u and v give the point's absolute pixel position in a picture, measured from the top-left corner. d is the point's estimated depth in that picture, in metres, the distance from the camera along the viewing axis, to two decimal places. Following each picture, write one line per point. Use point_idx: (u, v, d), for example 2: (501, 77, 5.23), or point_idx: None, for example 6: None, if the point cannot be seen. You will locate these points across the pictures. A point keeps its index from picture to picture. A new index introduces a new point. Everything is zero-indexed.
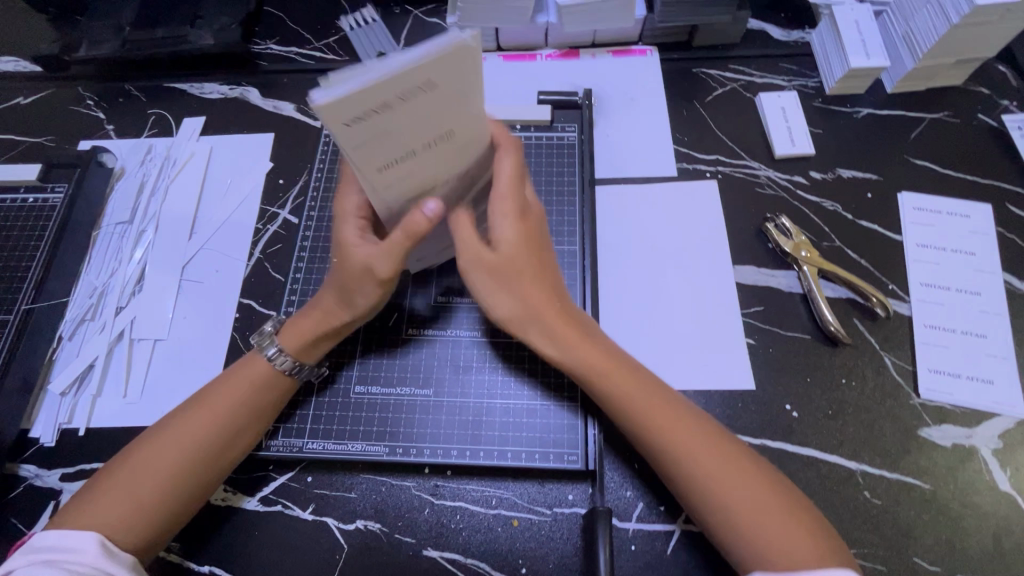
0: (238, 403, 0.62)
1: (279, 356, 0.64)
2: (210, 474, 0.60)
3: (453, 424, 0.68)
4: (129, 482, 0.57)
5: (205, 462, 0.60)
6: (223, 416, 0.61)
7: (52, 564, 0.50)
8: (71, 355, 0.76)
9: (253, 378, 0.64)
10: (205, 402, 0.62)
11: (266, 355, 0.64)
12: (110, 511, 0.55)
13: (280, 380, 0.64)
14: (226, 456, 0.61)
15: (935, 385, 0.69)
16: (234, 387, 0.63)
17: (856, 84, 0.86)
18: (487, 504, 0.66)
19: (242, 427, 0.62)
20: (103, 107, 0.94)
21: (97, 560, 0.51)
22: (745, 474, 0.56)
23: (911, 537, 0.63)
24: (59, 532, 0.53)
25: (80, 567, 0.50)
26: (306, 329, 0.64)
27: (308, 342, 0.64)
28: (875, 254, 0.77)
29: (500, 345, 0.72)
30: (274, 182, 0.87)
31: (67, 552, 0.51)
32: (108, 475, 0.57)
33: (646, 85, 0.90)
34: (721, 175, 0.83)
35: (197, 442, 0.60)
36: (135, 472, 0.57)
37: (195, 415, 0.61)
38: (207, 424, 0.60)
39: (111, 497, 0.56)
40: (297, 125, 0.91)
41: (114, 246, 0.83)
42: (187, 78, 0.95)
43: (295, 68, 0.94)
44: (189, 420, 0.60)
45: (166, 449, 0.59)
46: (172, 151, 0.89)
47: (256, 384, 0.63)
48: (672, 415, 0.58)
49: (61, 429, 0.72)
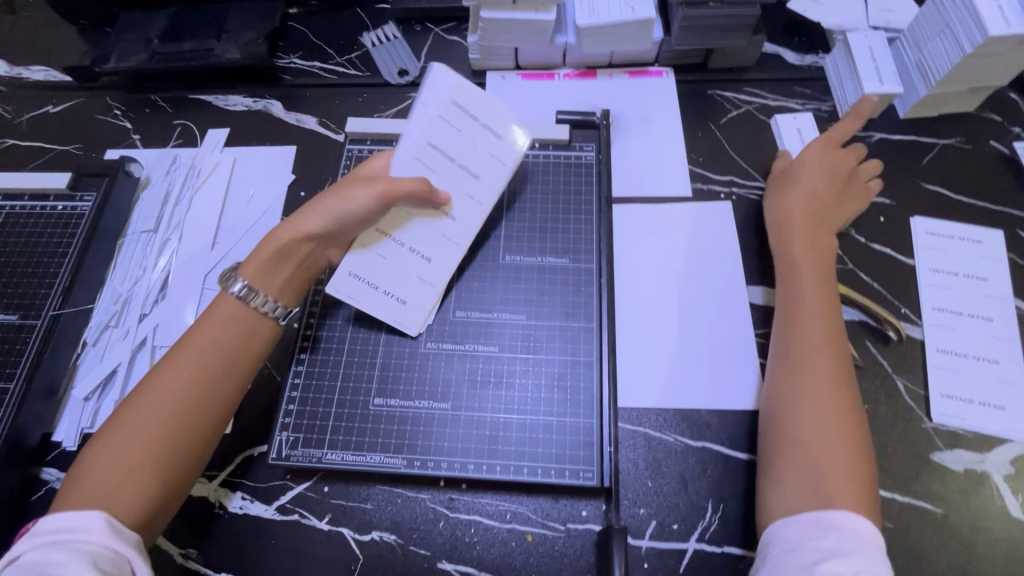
0: (222, 355, 0.63)
1: (257, 296, 0.66)
2: (200, 434, 0.60)
3: (471, 438, 0.69)
4: (115, 448, 0.57)
5: (193, 421, 0.60)
6: (204, 370, 0.61)
7: (58, 545, 0.51)
8: (93, 360, 0.78)
9: (230, 322, 0.64)
10: (183, 355, 0.62)
11: (233, 292, 0.65)
12: (104, 480, 0.55)
13: (259, 320, 0.66)
14: (212, 414, 0.61)
15: (947, 410, 0.70)
16: (215, 328, 0.64)
17: (869, 109, 0.87)
18: (502, 518, 0.67)
19: (227, 383, 0.63)
20: (130, 117, 0.96)
21: (103, 538, 0.52)
22: (827, 389, 0.62)
23: (923, 561, 0.64)
24: (63, 514, 0.53)
25: (88, 545, 0.51)
26: (267, 255, 0.67)
27: (274, 271, 0.67)
28: (887, 278, 0.78)
29: (518, 360, 0.73)
30: (296, 194, 0.88)
31: (74, 531, 0.52)
32: (100, 448, 0.57)
33: (661, 105, 0.92)
34: (735, 196, 0.85)
35: (184, 401, 0.60)
36: (122, 436, 0.57)
37: (177, 368, 0.61)
38: (191, 380, 0.60)
39: (104, 462, 0.56)
40: (318, 138, 0.93)
41: (139, 253, 0.84)
42: (212, 90, 0.97)
43: (318, 82, 0.97)
44: (168, 379, 0.60)
45: (150, 412, 0.58)
46: (197, 161, 0.91)
47: (235, 335, 0.64)
48: (850, 410, 0.61)
49: (83, 434, 0.74)
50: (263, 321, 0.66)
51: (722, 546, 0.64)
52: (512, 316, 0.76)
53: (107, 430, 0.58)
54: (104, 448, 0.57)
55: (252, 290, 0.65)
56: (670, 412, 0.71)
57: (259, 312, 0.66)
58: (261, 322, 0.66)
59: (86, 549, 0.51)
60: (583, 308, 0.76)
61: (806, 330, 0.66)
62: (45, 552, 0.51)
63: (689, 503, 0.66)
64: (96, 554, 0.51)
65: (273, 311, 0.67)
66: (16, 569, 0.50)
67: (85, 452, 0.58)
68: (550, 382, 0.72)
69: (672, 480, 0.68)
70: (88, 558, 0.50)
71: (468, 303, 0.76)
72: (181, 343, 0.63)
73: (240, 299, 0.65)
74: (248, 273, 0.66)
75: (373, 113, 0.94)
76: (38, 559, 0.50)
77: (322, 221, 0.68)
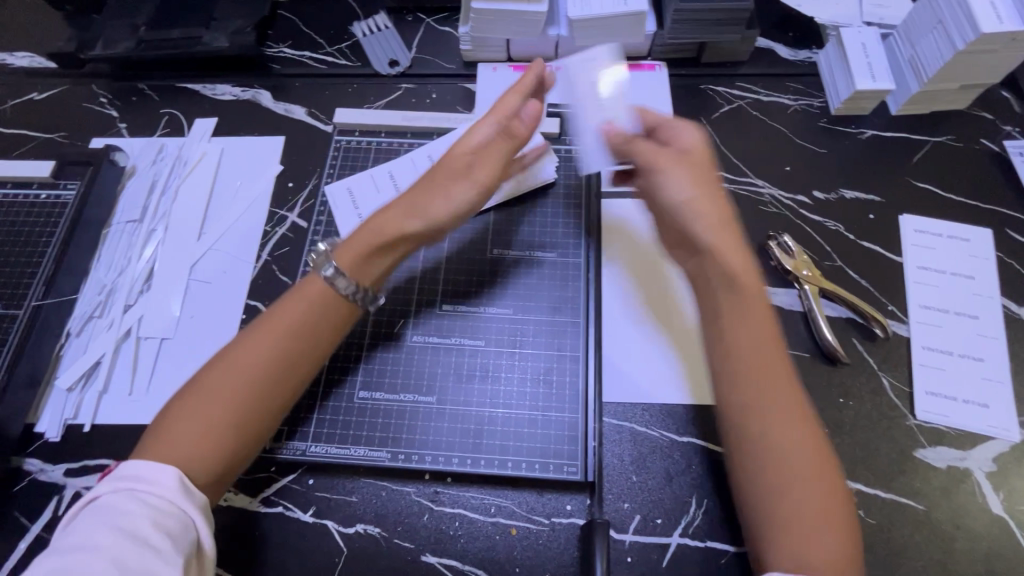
0: (310, 334, 0.61)
1: (344, 280, 0.63)
2: (285, 398, 0.60)
3: (455, 432, 0.69)
4: (203, 406, 0.55)
5: (278, 383, 0.59)
6: (293, 345, 0.60)
7: (133, 495, 0.49)
8: (77, 351, 0.77)
9: (323, 305, 0.62)
10: (270, 327, 0.60)
11: (324, 275, 0.63)
12: (191, 439, 0.54)
13: (343, 303, 0.63)
14: (297, 379, 0.60)
15: (931, 407, 0.70)
16: (298, 308, 0.61)
17: (861, 105, 0.87)
18: (486, 512, 0.67)
19: (314, 354, 0.62)
20: (116, 105, 0.95)
21: (174, 495, 0.50)
22: (779, 432, 0.55)
23: (904, 557, 0.64)
24: (143, 461, 0.52)
25: (160, 502, 0.49)
26: (363, 244, 0.65)
27: (370, 262, 0.65)
28: (875, 275, 0.78)
29: (504, 354, 0.73)
30: (284, 185, 0.88)
31: (148, 482, 0.50)
32: (186, 399, 0.56)
33: (654, 99, 0.91)
34: (726, 192, 0.84)
35: (272, 367, 0.58)
36: (210, 395, 0.56)
37: (265, 339, 0.59)
38: (279, 356, 0.59)
39: (191, 422, 0.54)
40: (307, 128, 0.92)
41: (124, 243, 0.84)
42: (200, 79, 0.96)
43: (307, 72, 0.95)
44: (257, 346, 0.59)
45: (237, 377, 0.57)
46: (184, 151, 0.90)
47: (326, 316, 0.62)
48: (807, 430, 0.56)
49: (66, 425, 0.73)
50: (345, 303, 0.63)
51: (705, 541, 0.64)
52: (499, 309, 0.76)
53: (195, 388, 0.57)
54: (192, 408, 0.55)
55: (340, 272, 0.63)
56: (657, 408, 0.71)
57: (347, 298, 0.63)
58: (345, 305, 0.63)
59: (159, 506, 0.49)
60: (570, 303, 0.76)
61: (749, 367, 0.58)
62: (120, 499, 0.49)
63: (673, 498, 0.67)
64: (167, 513, 0.49)
65: (351, 293, 0.63)
66: (92, 512, 0.48)
67: (165, 409, 0.56)
68: (536, 377, 0.72)
69: (656, 475, 0.68)
70: (159, 518, 0.48)
71: (455, 297, 0.76)
72: (267, 317, 0.61)
73: (329, 283, 0.63)
74: (342, 260, 0.63)
75: (363, 104, 0.93)
76: (114, 505, 0.49)
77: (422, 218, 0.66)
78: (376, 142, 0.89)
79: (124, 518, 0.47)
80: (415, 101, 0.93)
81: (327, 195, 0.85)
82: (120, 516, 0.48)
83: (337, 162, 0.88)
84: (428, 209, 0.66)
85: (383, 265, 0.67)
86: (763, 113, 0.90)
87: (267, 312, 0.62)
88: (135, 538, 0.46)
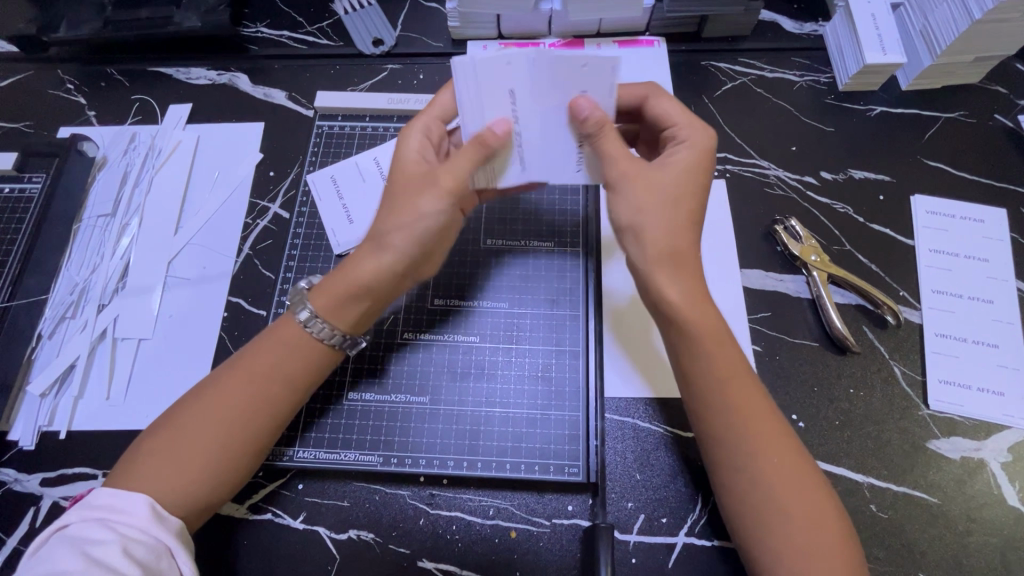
0: (287, 379, 0.58)
1: (324, 327, 0.59)
2: (261, 445, 0.57)
3: (450, 433, 0.66)
4: (174, 449, 0.53)
5: (255, 432, 0.56)
6: (268, 390, 0.57)
7: (104, 523, 0.48)
8: (50, 354, 0.73)
9: (299, 347, 0.59)
10: (243, 370, 0.57)
11: (300, 319, 0.59)
12: (159, 483, 0.51)
13: (323, 348, 0.59)
14: (275, 425, 0.57)
15: (944, 396, 0.68)
16: (272, 347, 0.58)
17: (870, 81, 0.83)
18: (484, 515, 0.64)
19: (292, 400, 0.58)
20: (84, 91, 0.89)
21: (146, 523, 0.48)
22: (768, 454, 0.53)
23: (917, 552, 0.62)
24: (111, 491, 0.50)
25: (130, 530, 0.48)
26: (343, 290, 0.58)
27: (349, 305, 0.59)
28: (886, 259, 0.75)
29: (500, 351, 0.70)
30: (265, 175, 0.83)
31: (118, 511, 0.49)
32: (159, 432, 0.54)
33: (653, 78, 0.87)
34: (729, 174, 0.80)
35: (246, 413, 0.55)
36: (180, 439, 0.53)
37: (239, 382, 0.56)
38: (255, 402, 0.56)
39: (161, 465, 0.52)
40: (288, 114, 0.87)
41: (97, 239, 0.79)
42: (173, 62, 0.90)
43: (286, 53, 0.90)
44: (231, 389, 0.56)
45: (209, 421, 0.54)
46: (158, 140, 0.85)
47: (306, 360, 0.59)
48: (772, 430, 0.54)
49: (41, 432, 0.69)
50: (324, 349, 0.60)
51: (712, 540, 0.62)
52: (493, 303, 0.72)
53: (166, 428, 0.54)
54: (162, 451, 0.53)
55: (316, 316, 0.58)
56: (661, 402, 0.68)
57: (325, 343, 0.59)
58: (326, 352, 0.60)
59: (129, 535, 0.47)
60: (568, 296, 0.72)
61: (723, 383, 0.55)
62: (88, 527, 0.48)
63: (678, 495, 0.64)
64: (137, 541, 0.47)
65: (334, 340, 0.59)
66: (57, 543, 0.46)
67: (138, 445, 0.54)
68: (534, 375, 0.69)
69: (661, 473, 0.65)
70: (129, 544, 0.46)
71: (449, 291, 0.73)
72: (243, 356, 0.59)
73: (305, 329, 0.59)
74: (319, 304, 0.58)
75: (346, 87, 0.88)
76: (80, 535, 0.47)
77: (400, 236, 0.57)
78: (360, 127, 0.85)
79: (92, 545, 0.46)
80: (402, 82, 0.88)
81: (310, 184, 0.80)
82: (86, 544, 0.46)
83: (319, 148, 0.83)
84: (414, 227, 0.57)
85: (359, 309, 0.59)
86: (768, 90, 0.86)
87: (243, 352, 0.59)
88: (103, 561, 0.44)
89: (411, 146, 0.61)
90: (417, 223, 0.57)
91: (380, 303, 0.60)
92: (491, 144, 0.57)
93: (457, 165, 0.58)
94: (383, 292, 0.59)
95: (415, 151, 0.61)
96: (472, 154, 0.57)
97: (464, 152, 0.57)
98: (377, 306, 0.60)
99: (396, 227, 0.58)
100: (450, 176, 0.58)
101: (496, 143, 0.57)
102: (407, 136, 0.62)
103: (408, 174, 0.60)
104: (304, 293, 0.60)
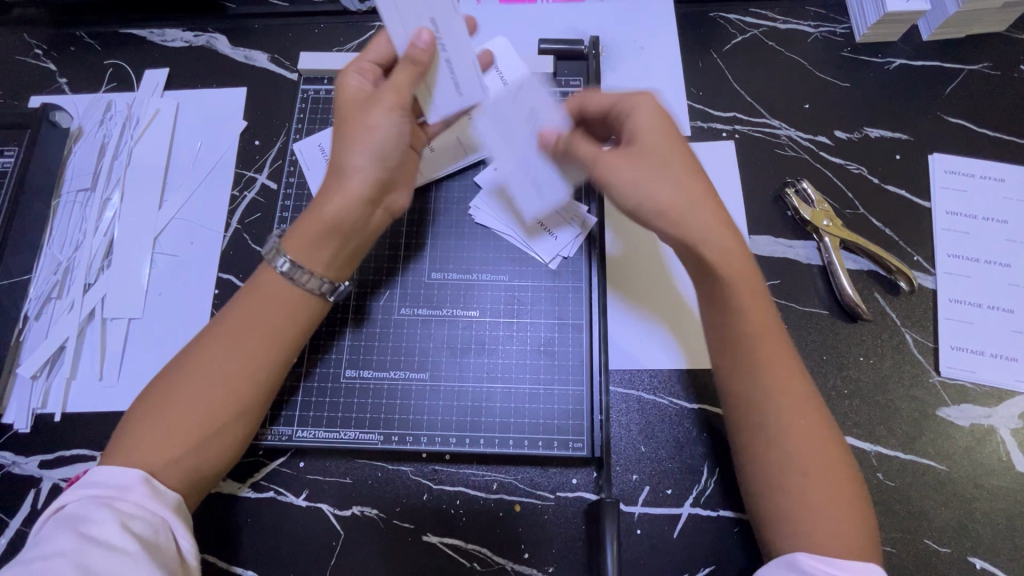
0: (271, 330, 0.56)
1: (303, 274, 0.57)
2: (256, 402, 0.55)
3: (452, 411, 0.65)
4: (165, 417, 0.51)
5: (243, 392, 0.54)
6: (253, 344, 0.55)
7: (98, 500, 0.47)
8: (39, 336, 0.71)
9: (280, 297, 0.57)
10: (228, 325, 0.55)
11: (278, 269, 0.57)
12: (155, 455, 0.50)
13: (309, 298, 0.58)
14: (267, 381, 0.56)
15: (957, 363, 0.66)
16: (257, 309, 0.56)
17: (889, 31, 0.78)
18: (488, 489, 0.64)
19: (280, 352, 0.56)
20: (54, 57, 0.84)
21: (140, 498, 0.47)
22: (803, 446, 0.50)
23: (924, 519, 0.62)
24: (104, 467, 0.49)
25: (126, 506, 0.47)
26: (314, 229, 0.57)
27: (321, 247, 0.57)
28: (900, 223, 0.72)
29: (502, 325, 0.68)
30: (250, 144, 0.79)
31: (113, 487, 0.48)
32: (147, 406, 0.52)
33: (659, 33, 0.81)
34: (739, 135, 0.76)
35: (234, 366, 0.54)
36: (168, 402, 0.52)
37: (223, 339, 0.55)
38: (243, 354, 0.54)
39: (153, 432, 0.51)
40: (271, 77, 0.82)
41: (77, 215, 0.76)
42: (146, 23, 0.85)
43: (265, 11, 0.84)
44: (212, 348, 0.54)
45: (200, 381, 0.53)
46: (134, 109, 0.80)
47: (291, 314, 0.57)
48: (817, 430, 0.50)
49: (35, 415, 0.68)
50: (309, 296, 0.58)
51: (718, 510, 0.62)
52: (493, 276, 0.70)
53: (154, 396, 0.53)
54: (150, 419, 0.51)
55: (297, 266, 0.57)
56: (665, 373, 0.67)
57: (307, 291, 0.58)
58: (309, 299, 0.58)
59: (126, 511, 0.46)
60: (571, 267, 0.70)
61: (759, 340, 0.52)
62: (83, 504, 0.47)
63: (683, 467, 0.64)
64: (135, 517, 0.46)
65: (319, 287, 0.58)
66: (54, 522, 0.45)
67: (126, 418, 0.53)
68: (536, 348, 0.67)
69: (666, 444, 0.64)
70: (126, 521, 0.45)
71: (447, 264, 0.70)
72: (227, 314, 0.57)
73: (286, 278, 0.57)
74: (292, 248, 0.57)
75: (332, 47, 0.83)
76: (77, 514, 0.46)
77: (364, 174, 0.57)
78: None
79: (85, 522, 0.44)
80: None
81: (297, 153, 0.76)
82: (82, 523, 0.45)
83: (304, 114, 0.78)
84: (370, 143, 0.57)
85: (339, 249, 0.58)
86: (781, 43, 0.81)
87: (224, 311, 0.57)
88: (102, 539, 0.43)
89: (351, 84, 0.59)
90: (371, 139, 0.57)
91: (355, 242, 0.59)
92: (422, 61, 0.56)
93: (396, 80, 0.56)
94: (355, 225, 0.58)
95: (358, 84, 0.59)
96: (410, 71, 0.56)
97: (403, 71, 0.56)
98: (350, 246, 0.59)
99: (354, 151, 0.57)
100: (393, 90, 0.57)
101: (425, 57, 0.56)
102: (344, 76, 0.60)
103: (351, 103, 0.59)
104: (277, 242, 0.58)
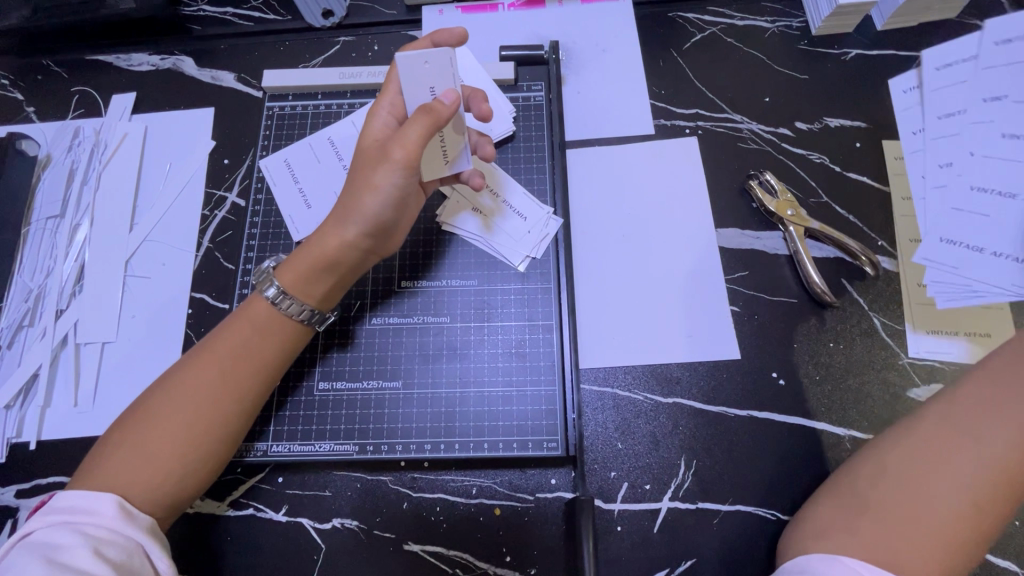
0: (252, 353, 0.57)
1: (292, 302, 0.58)
2: (236, 428, 0.55)
3: (426, 417, 0.65)
4: (142, 442, 0.52)
5: (226, 417, 0.54)
6: (242, 370, 0.56)
7: (69, 527, 0.46)
8: (12, 364, 0.71)
9: (264, 322, 0.58)
10: (211, 354, 0.55)
11: (267, 296, 0.59)
12: (130, 477, 0.50)
13: (291, 323, 0.59)
14: (250, 404, 0.56)
15: (923, 343, 0.67)
16: (240, 334, 0.57)
17: (843, 22, 0.79)
18: (467, 494, 0.64)
19: (264, 377, 0.57)
20: (21, 86, 0.84)
21: (114, 523, 0.47)
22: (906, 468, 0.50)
23: None
24: (76, 492, 0.49)
25: (97, 531, 0.46)
26: (310, 265, 0.58)
27: (312, 282, 0.59)
28: (862, 209, 0.73)
29: (473, 330, 0.68)
30: (219, 163, 0.79)
31: (84, 513, 0.47)
32: (124, 431, 0.52)
33: (619, 35, 0.83)
34: (702, 131, 0.78)
35: (221, 396, 0.54)
36: (149, 426, 0.52)
37: (206, 364, 0.55)
38: (228, 382, 0.55)
39: (130, 457, 0.51)
40: (238, 96, 0.82)
41: (48, 242, 0.76)
42: (112, 48, 0.85)
43: (230, 31, 0.85)
44: (198, 372, 0.55)
45: (181, 407, 0.53)
46: (103, 134, 0.81)
47: (273, 337, 0.58)
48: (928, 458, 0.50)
49: (10, 444, 0.68)
50: (288, 322, 0.59)
51: (697, 503, 0.62)
52: (463, 281, 0.70)
53: (132, 419, 0.53)
54: (127, 442, 0.52)
55: (283, 293, 0.58)
56: (641, 369, 0.67)
57: (290, 318, 0.59)
58: (295, 327, 0.60)
59: (98, 536, 0.46)
60: (539, 269, 0.71)
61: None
62: (51, 531, 0.46)
63: (661, 461, 0.64)
64: (108, 542, 0.46)
65: (300, 314, 0.59)
66: (19, 550, 0.45)
67: (102, 443, 0.53)
68: (509, 351, 0.67)
69: (643, 439, 0.65)
70: (99, 546, 0.45)
71: (417, 271, 0.71)
72: (211, 341, 0.57)
73: (274, 306, 0.58)
74: (285, 279, 0.59)
75: (298, 64, 0.83)
76: (45, 540, 0.45)
77: (355, 225, 0.58)
78: (312, 105, 0.80)
79: (55, 549, 0.44)
80: (356, 56, 0.83)
81: (264, 170, 0.77)
82: (51, 549, 0.44)
83: (272, 131, 0.79)
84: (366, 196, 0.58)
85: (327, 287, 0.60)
86: (739, 39, 0.82)
87: (208, 337, 0.58)
88: (71, 564, 0.43)
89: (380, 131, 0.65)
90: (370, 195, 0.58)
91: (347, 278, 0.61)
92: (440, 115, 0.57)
93: (412, 133, 0.56)
94: (349, 266, 0.60)
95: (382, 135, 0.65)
96: (425, 124, 0.56)
97: (417, 121, 0.56)
98: (343, 282, 0.61)
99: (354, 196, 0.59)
100: (404, 147, 0.56)
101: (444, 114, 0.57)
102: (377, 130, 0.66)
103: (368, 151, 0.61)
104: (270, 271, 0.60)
